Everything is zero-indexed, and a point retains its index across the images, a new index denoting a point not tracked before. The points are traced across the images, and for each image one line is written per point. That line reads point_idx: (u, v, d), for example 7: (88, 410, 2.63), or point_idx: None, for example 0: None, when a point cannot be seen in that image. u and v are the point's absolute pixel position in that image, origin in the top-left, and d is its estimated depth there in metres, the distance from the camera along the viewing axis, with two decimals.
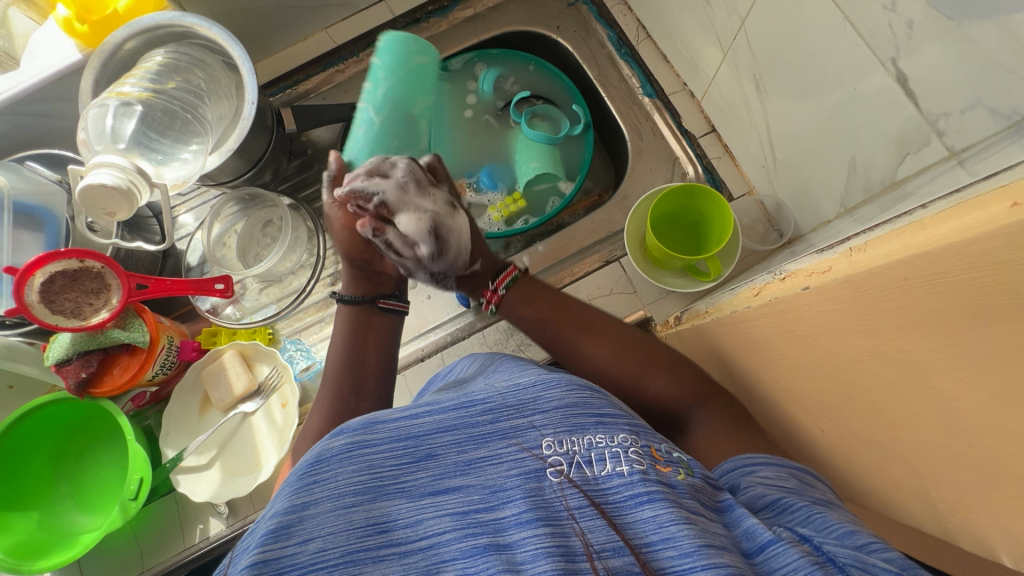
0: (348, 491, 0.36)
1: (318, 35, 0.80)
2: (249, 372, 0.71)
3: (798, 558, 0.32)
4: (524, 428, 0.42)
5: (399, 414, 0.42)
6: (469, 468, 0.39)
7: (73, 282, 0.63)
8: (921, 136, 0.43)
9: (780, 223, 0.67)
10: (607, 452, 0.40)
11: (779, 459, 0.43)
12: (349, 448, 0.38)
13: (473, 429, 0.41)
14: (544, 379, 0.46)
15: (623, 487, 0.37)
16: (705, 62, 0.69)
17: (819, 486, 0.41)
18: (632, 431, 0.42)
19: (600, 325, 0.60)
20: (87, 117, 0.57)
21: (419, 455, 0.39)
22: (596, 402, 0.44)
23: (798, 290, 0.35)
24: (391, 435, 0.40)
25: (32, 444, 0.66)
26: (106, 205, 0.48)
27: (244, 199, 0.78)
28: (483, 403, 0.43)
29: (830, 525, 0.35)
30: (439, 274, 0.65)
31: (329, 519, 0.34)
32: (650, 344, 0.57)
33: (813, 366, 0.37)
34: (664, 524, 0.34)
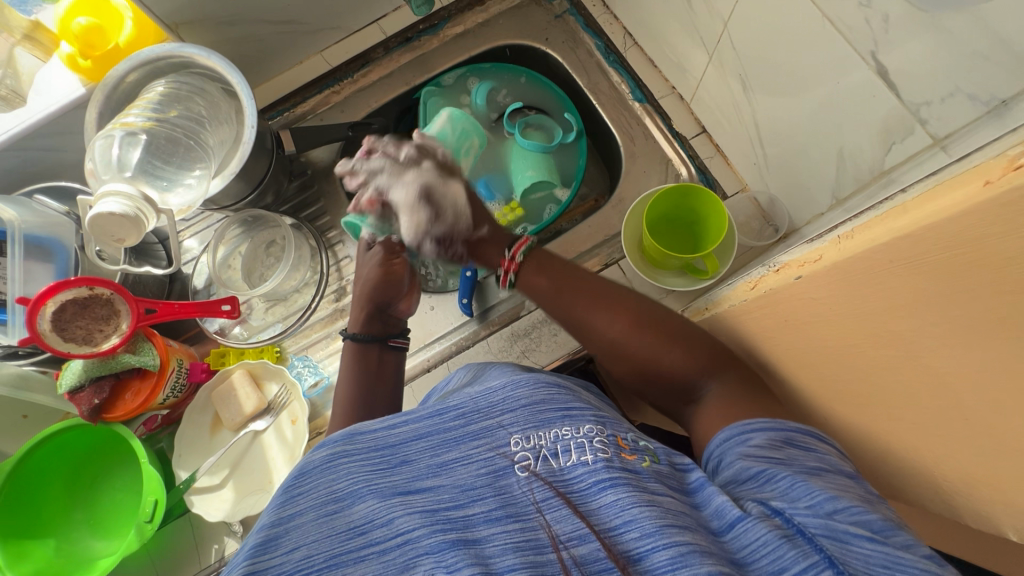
0: (329, 500, 0.40)
1: (313, 58, 0.83)
2: (258, 391, 0.72)
3: (766, 532, 0.35)
4: (493, 429, 0.45)
5: (378, 425, 0.46)
6: (442, 469, 0.43)
7: (84, 310, 0.64)
8: (905, 125, 0.44)
9: (774, 218, 0.69)
10: (572, 443, 0.43)
11: (779, 423, 0.43)
12: (329, 459, 0.43)
13: (445, 433, 0.45)
14: (512, 381, 0.49)
15: (588, 475, 0.41)
16: (691, 65, 0.71)
17: (817, 448, 0.41)
18: (597, 421, 0.45)
19: (610, 296, 0.58)
20: (95, 148, 0.59)
21: (395, 461, 0.43)
22: (562, 397, 0.48)
23: (791, 280, 0.35)
24: (369, 445, 0.44)
25: (48, 472, 0.67)
26: (116, 232, 0.49)
27: (248, 221, 0.79)
28: (456, 408, 0.47)
29: (811, 493, 0.37)
30: (444, 244, 0.64)
31: (312, 527, 0.38)
32: (663, 316, 0.55)
33: (813, 353, 0.38)
34: (626, 507, 0.37)
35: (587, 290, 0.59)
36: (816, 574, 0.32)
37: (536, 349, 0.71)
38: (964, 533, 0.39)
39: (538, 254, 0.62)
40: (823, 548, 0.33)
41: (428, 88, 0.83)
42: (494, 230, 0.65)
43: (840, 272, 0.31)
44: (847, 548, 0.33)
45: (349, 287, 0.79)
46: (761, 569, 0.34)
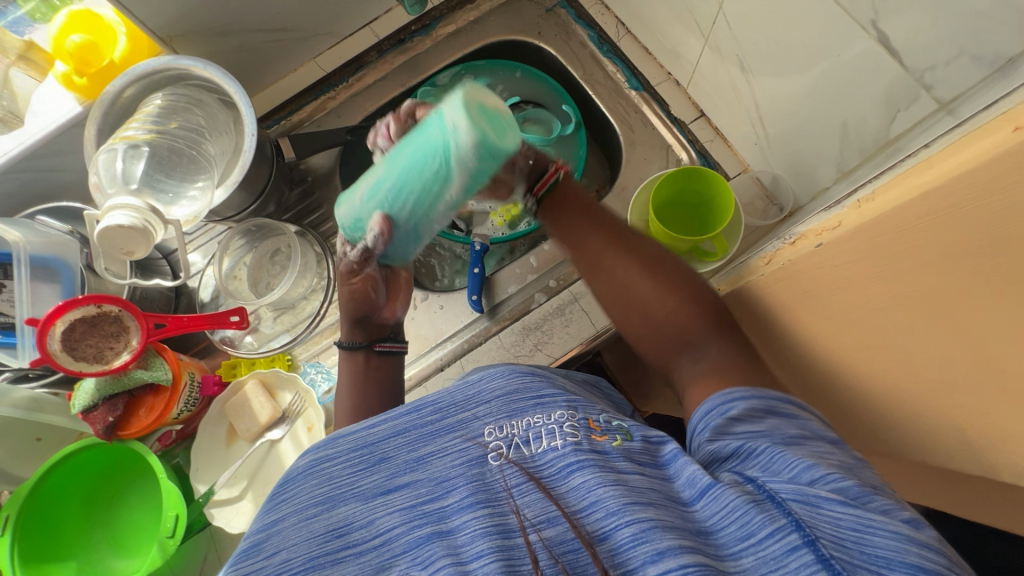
0: (310, 504, 0.41)
1: (307, 65, 0.83)
2: (272, 400, 0.71)
3: (735, 498, 0.34)
4: (468, 421, 0.45)
5: (359, 426, 0.47)
6: (418, 463, 0.43)
7: (94, 327, 0.64)
8: (909, 92, 0.45)
9: (778, 197, 0.69)
10: (543, 430, 0.43)
11: (762, 392, 0.42)
12: (311, 464, 0.44)
13: (422, 428, 0.46)
14: (488, 373, 0.50)
15: (557, 460, 0.41)
16: (686, 50, 0.71)
17: (798, 416, 0.40)
18: (570, 406, 0.45)
19: (630, 240, 0.56)
20: (98, 162, 0.59)
21: (374, 459, 0.44)
22: (535, 385, 0.47)
23: (813, 249, 0.35)
24: (350, 446, 0.45)
25: (64, 495, 0.67)
26: (125, 244, 0.49)
27: (251, 231, 0.79)
28: (432, 403, 0.47)
29: (791, 462, 0.36)
30: None
31: (293, 531, 0.40)
32: (676, 268, 0.54)
33: (834, 324, 0.37)
34: (592, 488, 0.37)
35: (600, 222, 0.56)
36: (781, 538, 0.31)
37: (550, 342, 0.70)
38: (991, 492, 0.39)
39: (564, 180, 0.58)
40: (789, 511, 0.32)
41: (424, 88, 0.83)
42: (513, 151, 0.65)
43: (857, 238, 0.31)
44: (817, 509, 0.32)
45: None
46: (728, 538, 0.33)
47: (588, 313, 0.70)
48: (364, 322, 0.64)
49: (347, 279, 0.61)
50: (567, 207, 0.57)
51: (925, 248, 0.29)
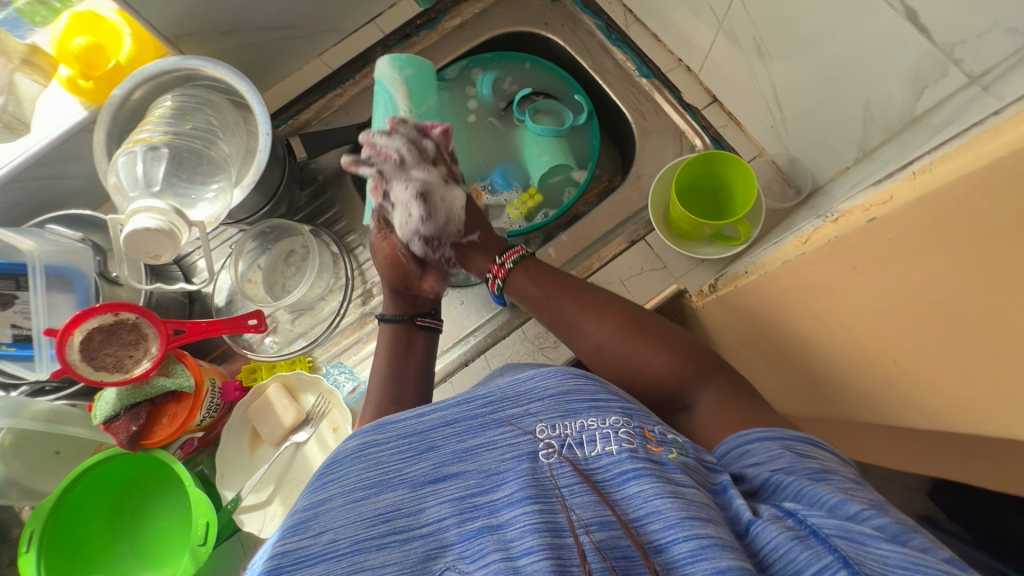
0: (357, 487, 0.41)
1: (313, 63, 0.81)
2: (295, 403, 0.71)
3: (779, 533, 0.34)
4: (518, 416, 0.45)
5: (408, 414, 0.46)
6: (467, 455, 0.42)
7: (112, 336, 0.63)
8: (939, 67, 0.45)
9: (796, 179, 0.69)
10: (598, 433, 0.42)
11: (778, 431, 0.45)
12: (360, 447, 0.44)
13: (472, 419, 0.45)
14: (541, 371, 0.48)
15: (612, 465, 0.40)
16: (697, 36, 0.71)
17: (817, 456, 0.42)
18: (625, 413, 0.45)
19: (603, 304, 0.63)
20: (119, 166, 0.58)
21: (423, 447, 0.43)
22: (590, 387, 0.47)
23: (863, 223, 0.35)
24: (398, 433, 0.44)
25: (89, 507, 0.66)
26: (152, 249, 0.48)
27: (264, 233, 0.78)
28: (483, 395, 0.47)
29: (821, 497, 0.36)
30: (433, 242, 0.69)
31: (341, 512, 0.39)
32: (654, 328, 0.60)
33: (880, 300, 0.37)
34: (649, 498, 0.37)
35: (570, 294, 0.64)
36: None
37: None
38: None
39: (527, 262, 0.67)
40: (835, 548, 0.32)
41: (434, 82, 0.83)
42: (484, 236, 0.71)
43: (908, 210, 0.32)
44: (862, 548, 0.32)
45: (375, 289, 0.78)
46: (780, 574, 0.33)
47: None
48: (404, 292, 0.70)
49: (378, 246, 0.70)
50: (539, 282, 0.66)
51: (984, 221, 0.28)
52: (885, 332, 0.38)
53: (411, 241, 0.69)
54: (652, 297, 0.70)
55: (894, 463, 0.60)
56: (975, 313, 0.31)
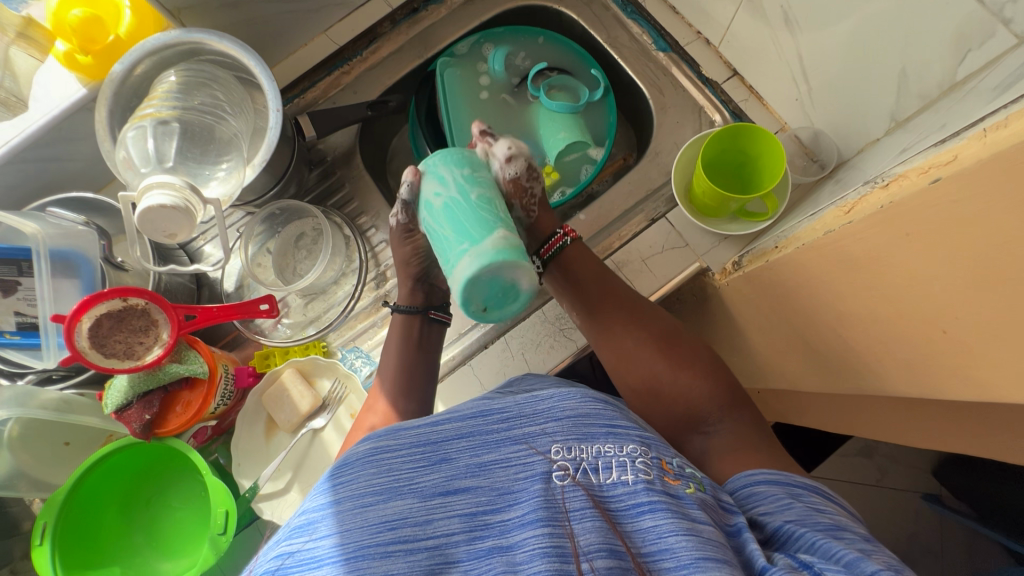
0: (366, 492, 0.39)
1: (318, 39, 0.79)
2: (311, 389, 0.69)
3: None
4: (535, 435, 0.44)
5: (421, 421, 0.45)
6: (481, 470, 0.41)
7: (121, 322, 0.61)
8: (986, 28, 0.43)
9: (818, 154, 0.67)
10: (614, 461, 0.42)
11: (785, 475, 0.46)
12: (373, 452, 0.42)
13: (487, 435, 0.44)
14: (560, 391, 0.48)
15: (627, 496, 0.40)
16: (718, 6, 0.69)
17: (830, 512, 0.42)
18: (642, 442, 0.45)
19: (646, 315, 0.62)
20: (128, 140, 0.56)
21: (436, 458, 0.42)
22: (607, 413, 0.47)
23: (928, 183, 0.34)
24: (412, 440, 0.43)
25: (102, 499, 0.64)
26: (167, 227, 0.46)
27: (275, 215, 0.76)
28: (500, 411, 0.46)
29: (837, 552, 0.36)
30: (534, 174, 0.60)
31: (348, 516, 0.38)
32: (691, 350, 0.60)
33: (932, 265, 0.36)
34: (663, 533, 0.37)
35: (614, 298, 0.63)
36: None
37: None
38: None
39: (577, 246, 0.65)
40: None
41: (443, 59, 0.80)
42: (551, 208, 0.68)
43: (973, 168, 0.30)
44: None
45: (389, 272, 0.75)
46: None
47: (633, 282, 0.69)
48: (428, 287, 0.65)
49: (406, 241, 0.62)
50: (579, 284, 0.64)
51: None
52: (937, 299, 0.37)
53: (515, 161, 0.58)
54: (675, 275, 0.68)
55: (921, 438, 0.60)
56: None
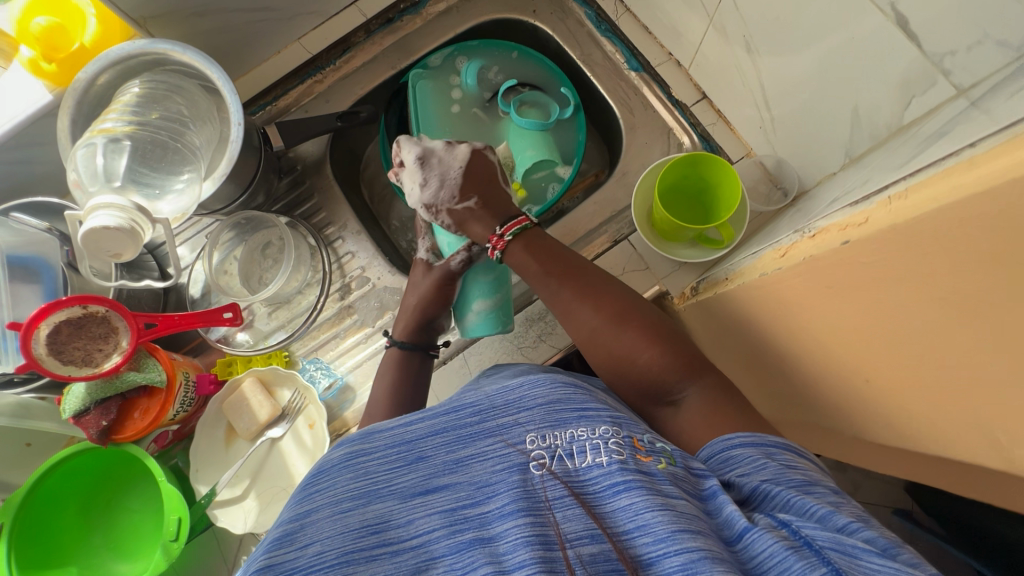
0: (345, 497, 0.41)
1: (291, 47, 0.79)
2: (271, 399, 0.70)
3: (773, 543, 0.34)
4: (509, 426, 0.46)
5: (395, 424, 0.48)
6: (457, 466, 0.44)
7: (80, 330, 0.61)
8: (927, 77, 0.44)
9: (782, 181, 0.68)
10: (588, 444, 0.43)
11: (759, 435, 0.45)
12: (347, 457, 0.45)
13: (460, 430, 0.46)
14: (529, 380, 0.50)
15: (603, 477, 0.41)
16: (688, 29, 0.69)
17: (802, 466, 0.42)
18: (614, 422, 0.45)
19: (601, 293, 0.60)
20: (77, 158, 0.56)
21: (412, 458, 0.44)
22: (578, 397, 0.48)
23: (839, 246, 0.34)
24: (387, 443, 0.46)
25: (62, 499, 0.65)
26: (111, 247, 0.46)
27: (241, 223, 0.76)
28: (472, 405, 0.48)
29: (810, 509, 0.36)
30: (434, 209, 0.67)
31: (328, 523, 0.39)
32: (649, 322, 0.58)
33: (852, 319, 0.36)
34: (639, 511, 0.37)
35: (567, 283, 0.61)
36: None
37: (553, 332, 0.70)
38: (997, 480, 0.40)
39: (527, 234, 0.63)
40: (829, 560, 0.31)
41: (415, 70, 0.80)
42: (480, 201, 0.65)
43: (871, 235, 0.31)
44: (855, 561, 0.31)
45: (353, 284, 0.76)
46: None
47: None
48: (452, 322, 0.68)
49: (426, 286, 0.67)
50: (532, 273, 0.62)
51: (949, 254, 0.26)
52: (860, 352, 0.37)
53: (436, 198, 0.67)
54: None
55: None
56: (950, 339, 0.30)
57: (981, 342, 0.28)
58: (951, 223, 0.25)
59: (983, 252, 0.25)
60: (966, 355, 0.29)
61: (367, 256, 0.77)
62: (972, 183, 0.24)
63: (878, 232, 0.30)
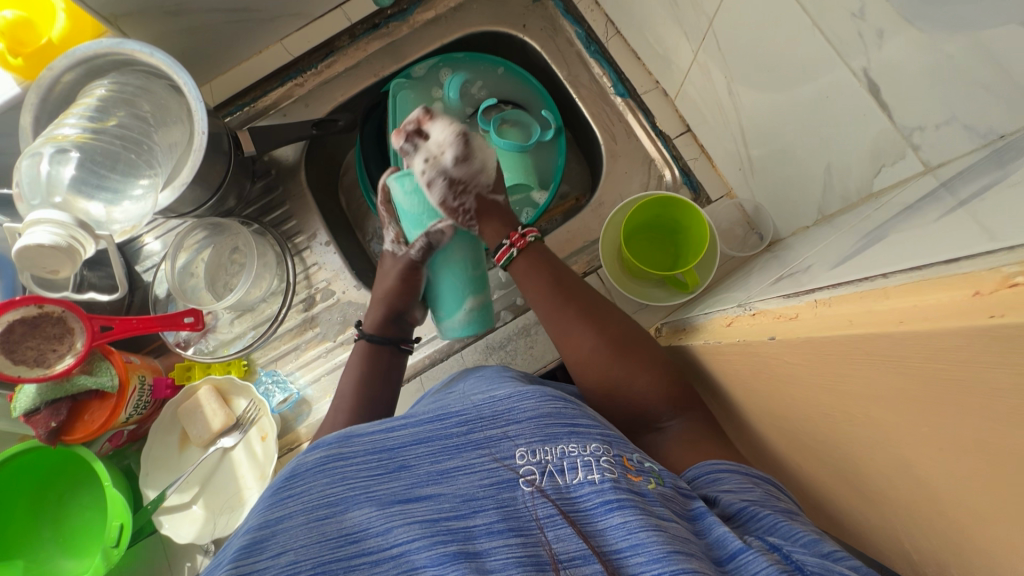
0: (320, 503, 0.37)
1: (272, 48, 0.77)
2: (225, 407, 0.70)
3: (767, 566, 0.33)
4: (498, 439, 0.42)
5: (376, 428, 0.43)
6: (442, 477, 0.39)
7: (34, 329, 0.61)
8: (896, 149, 0.41)
9: (760, 225, 0.65)
10: (579, 461, 0.40)
11: (744, 465, 0.44)
12: (323, 461, 0.39)
13: (447, 440, 0.42)
14: (519, 391, 0.46)
15: (594, 495, 0.38)
16: (676, 60, 0.66)
17: (783, 496, 0.41)
18: (605, 441, 0.43)
19: (600, 314, 0.58)
20: (21, 168, 0.55)
21: (393, 466, 0.40)
22: (570, 412, 0.45)
23: (767, 338, 0.32)
24: (366, 448, 0.41)
25: (11, 494, 0.64)
26: (49, 263, 0.47)
27: (210, 227, 0.75)
28: (459, 414, 0.44)
29: (795, 533, 0.36)
30: (457, 187, 0.63)
31: (302, 531, 0.35)
32: (645, 344, 0.55)
33: (785, 410, 0.35)
34: (633, 530, 0.35)
35: (569, 300, 0.58)
36: None
37: (512, 362, 0.69)
38: None
39: (532, 251, 0.61)
40: None
41: (397, 79, 0.77)
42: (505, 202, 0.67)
43: (792, 339, 0.29)
44: None
45: (318, 296, 0.76)
46: None
47: None
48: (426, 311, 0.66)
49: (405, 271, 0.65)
50: (538, 285, 0.60)
51: (862, 381, 0.25)
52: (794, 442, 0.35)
53: (434, 185, 0.63)
54: None
55: None
56: (867, 455, 0.28)
57: (896, 468, 0.26)
58: (854, 351, 0.24)
59: (886, 389, 0.23)
60: (883, 473, 0.28)
61: (334, 269, 0.77)
62: (880, 316, 0.22)
63: (799, 337, 0.28)
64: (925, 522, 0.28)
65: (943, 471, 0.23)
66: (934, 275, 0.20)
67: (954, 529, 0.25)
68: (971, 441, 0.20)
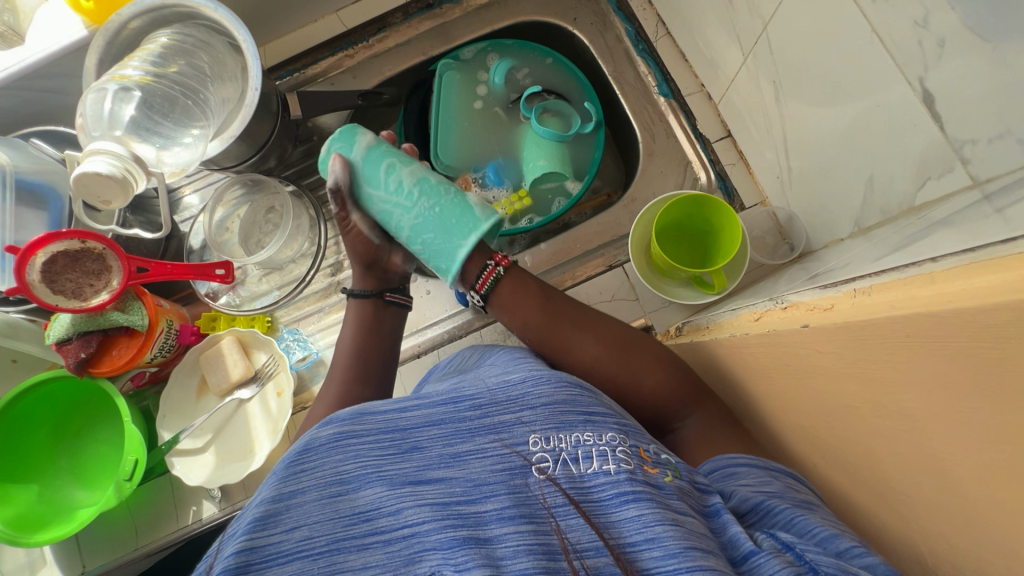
0: (333, 480, 0.37)
1: (328, 18, 0.79)
2: (246, 359, 0.71)
3: (779, 567, 0.32)
4: (510, 424, 0.42)
5: (390, 405, 0.43)
6: (455, 461, 0.40)
7: (75, 263, 0.62)
8: (945, 162, 0.41)
9: (791, 236, 0.65)
10: (593, 450, 0.40)
11: (762, 460, 0.44)
12: (338, 437, 0.39)
13: (460, 423, 0.42)
14: (533, 376, 0.46)
15: (608, 486, 0.38)
16: (725, 63, 0.66)
17: (803, 489, 0.41)
18: (620, 430, 0.43)
19: (597, 323, 0.59)
20: (86, 100, 0.57)
21: (406, 446, 0.40)
22: (584, 400, 0.45)
23: (798, 326, 0.32)
24: (379, 427, 0.41)
25: (33, 419, 0.66)
26: (103, 193, 0.50)
27: (248, 184, 0.77)
28: (472, 398, 0.44)
29: (812, 530, 0.36)
30: None
31: (316, 508, 0.36)
32: (647, 346, 0.57)
33: (811, 402, 0.35)
34: (648, 524, 0.35)
35: (565, 318, 0.59)
36: None
37: None
38: None
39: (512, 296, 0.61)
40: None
41: (446, 60, 0.79)
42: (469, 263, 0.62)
43: (825, 325, 0.29)
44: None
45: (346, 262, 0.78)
46: None
47: None
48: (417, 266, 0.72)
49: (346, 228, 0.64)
50: (528, 305, 0.60)
51: (897, 368, 0.25)
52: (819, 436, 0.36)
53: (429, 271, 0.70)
54: None
55: None
56: (889, 447, 0.28)
57: (919, 461, 0.27)
58: (892, 334, 0.24)
59: (921, 373, 0.24)
60: (905, 465, 0.28)
61: None
62: (925, 299, 0.23)
63: (836, 323, 0.28)
64: (939, 518, 0.28)
65: (972, 463, 0.23)
66: (986, 258, 0.21)
67: (969, 525, 0.25)
68: (1006, 424, 0.21)
